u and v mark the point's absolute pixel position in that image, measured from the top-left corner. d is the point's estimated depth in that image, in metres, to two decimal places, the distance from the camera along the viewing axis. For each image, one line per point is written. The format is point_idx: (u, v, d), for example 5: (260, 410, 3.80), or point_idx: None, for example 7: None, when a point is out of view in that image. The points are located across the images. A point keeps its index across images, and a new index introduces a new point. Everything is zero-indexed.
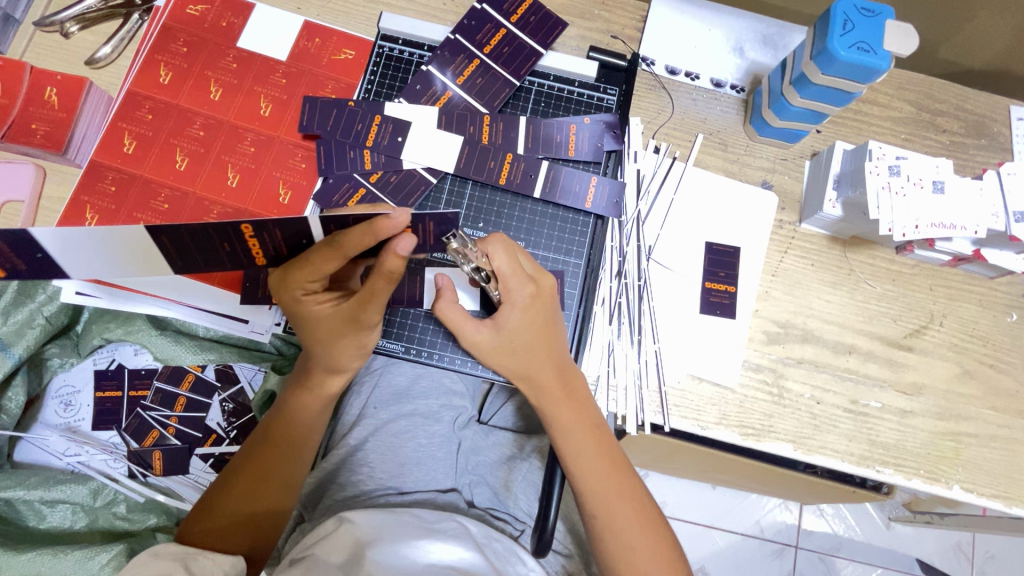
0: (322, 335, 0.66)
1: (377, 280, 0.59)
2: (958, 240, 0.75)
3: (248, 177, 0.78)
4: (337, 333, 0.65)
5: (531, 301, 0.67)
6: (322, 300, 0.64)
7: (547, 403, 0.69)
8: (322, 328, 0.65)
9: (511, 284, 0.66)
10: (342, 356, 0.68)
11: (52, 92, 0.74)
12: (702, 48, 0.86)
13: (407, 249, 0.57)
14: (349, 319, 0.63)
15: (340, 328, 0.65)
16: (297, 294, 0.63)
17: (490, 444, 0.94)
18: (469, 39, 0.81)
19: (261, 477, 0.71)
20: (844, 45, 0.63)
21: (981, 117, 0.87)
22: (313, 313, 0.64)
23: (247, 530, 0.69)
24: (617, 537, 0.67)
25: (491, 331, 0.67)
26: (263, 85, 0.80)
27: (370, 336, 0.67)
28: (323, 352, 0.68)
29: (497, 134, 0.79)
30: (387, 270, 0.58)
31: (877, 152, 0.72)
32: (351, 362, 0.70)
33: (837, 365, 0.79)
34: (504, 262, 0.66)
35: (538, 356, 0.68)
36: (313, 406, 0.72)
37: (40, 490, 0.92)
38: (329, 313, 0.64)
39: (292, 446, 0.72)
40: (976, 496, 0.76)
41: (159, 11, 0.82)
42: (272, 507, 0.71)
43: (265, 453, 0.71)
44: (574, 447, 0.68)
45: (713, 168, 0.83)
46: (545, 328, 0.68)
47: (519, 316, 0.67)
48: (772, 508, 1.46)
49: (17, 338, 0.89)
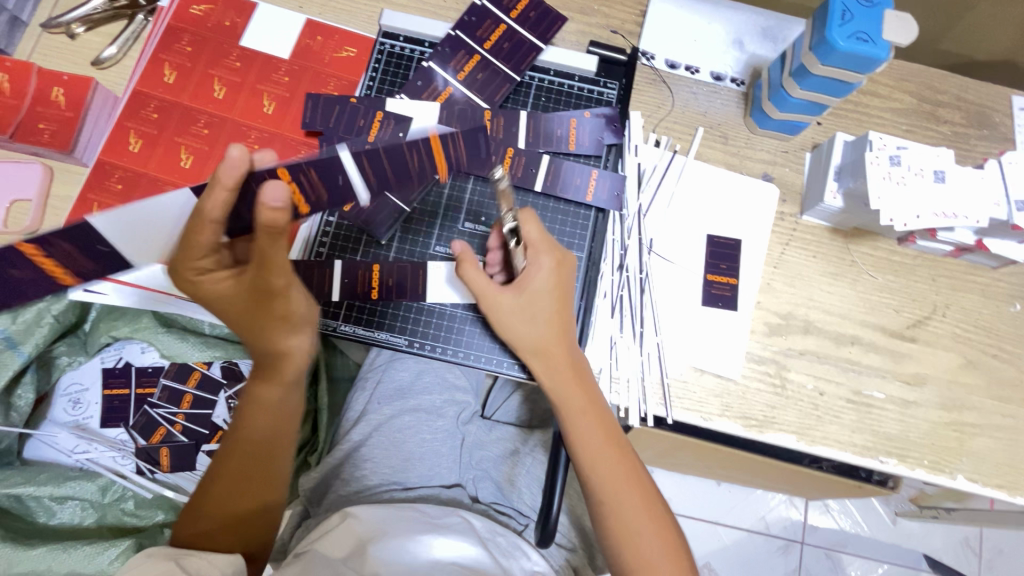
0: (238, 313, 0.63)
1: (260, 239, 0.55)
2: (959, 230, 0.75)
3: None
4: (249, 309, 0.62)
5: (556, 267, 0.70)
6: (220, 277, 0.60)
7: (557, 381, 0.70)
8: (234, 304, 0.62)
9: (539, 249, 0.69)
10: (274, 332, 0.65)
11: (60, 92, 0.75)
12: (702, 42, 0.86)
13: (280, 198, 0.52)
14: (253, 290, 0.60)
15: (248, 300, 0.62)
16: (195, 274, 0.60)
17: (494, 438, 0.95)
18: (468, 35, 0.82)
19: (235, 477, 0.69)
20: (843, 35, 0.64)
21: (983, 108, 0.87)
22: (216, 291, 0.61)
23: (237, 532, 0.69)
24: (622, 521, 0.68)
25: (515, 293, 0.70)
26: (266, 83, 0.81)
27: (292, 306, 0.64)
28: (257, 333, 0.65)
29: (497, 128, 0.80)
30: (267, 225, 0.54)
31: (878, 142, 0.72)
32: (287, 340, 0.67)
33: (840, 356, 0.79)
34: (533, 231, 0.69)
35: (550, 328, 0.70)
36: (270, 401, 0.70)
37: (49, 487, 0.94)
38: (233, 288, 0.61)
39: (260, 443, 0.70)
40: (980, 486, 0.76)
41: (164, 12, 0.83)
42: (254, 507, 0.70)
43: (234, 453, 0.70)
44: (578, 429, 0.69)
45: (713, 161, 0.83)
46: (561, 300, 0.70)
47: (542, 276, 0.69)
48: (778, 504, 1.46)
49: (26, 336, 0.90)
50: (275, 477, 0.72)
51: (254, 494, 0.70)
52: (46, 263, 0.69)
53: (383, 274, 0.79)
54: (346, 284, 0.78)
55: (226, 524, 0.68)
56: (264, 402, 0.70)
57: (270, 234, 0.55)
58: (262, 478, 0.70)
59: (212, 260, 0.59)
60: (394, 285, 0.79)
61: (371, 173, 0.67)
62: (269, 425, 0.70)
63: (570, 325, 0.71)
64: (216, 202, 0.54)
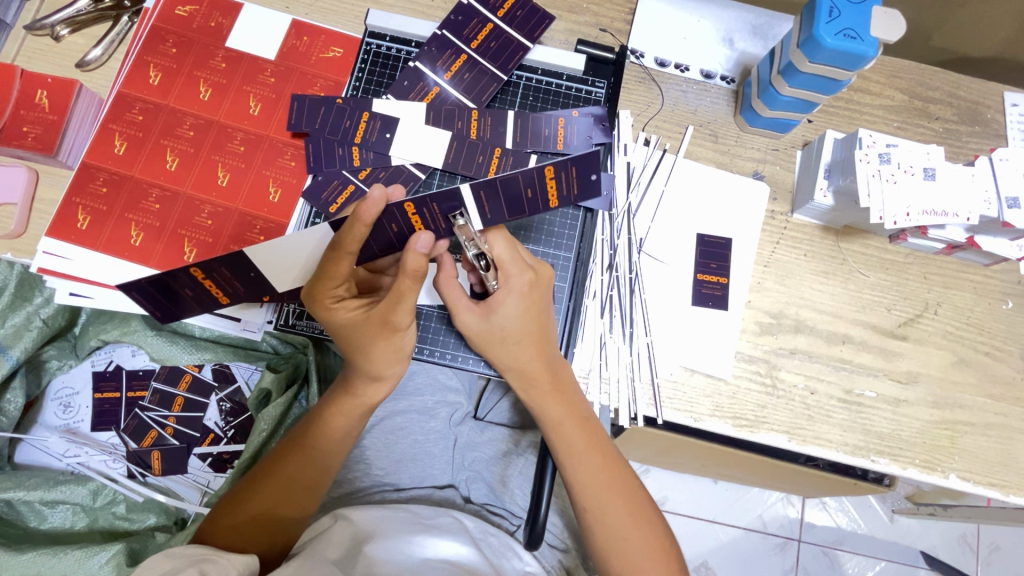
0: (360, 344, 0.64)
1: (405, 280, 0.59)
2: (951, 227, 0.74)
3: (239, 177, 0.78)
4: (371, 341, 0.63)
5: (526, 291, 0.67)
6: (349, 308, 0.63)
7: (537, 395, 0.69)
8: (358, 337, 0.64)
9: (509, 274, 0.67)
10: (380, 360, 0.66)
11: (43, 95, 0.75)
12: (692, 39, 0.86)
13: (425, 246, 0.60)
14: (380, 322, 0.62)
15: (373, 332, 0.63)
16: (331, 301, 0.63)
17: (486, 439, 0.92)
18: (455, 35, 0.81)
19: (283, 481, 0.70)
20: (830, 33, 0.63)
21: (974, 103, 0.87)
22: (343, 322, 0.63)
23: (262, 529, 0.69)
24: (607, 527, 0.67)
25: (482, 315, 0.68)
26: (252, 84, 0.81)
27: (405, 338, 0.65)
28: (366, 361, 0.66)
29: (484, 128, 0.79)
30: (412, 268, 0.59)
31: (868, 140, 0.71)
32: (390, 367, 0.67)
33: (832, 355, 0.79)
34: (502, 254, 0.67)
35: (525, 350, 0.67)
36: (346, 419, 0.71)
37: (40, 491, 0.92)
38: (362, 320, 0.63)
39: (319, 454, 0.71)
40: (973, 485, 0.76)
41: (148, 13, 0.82)
42: (289, 511, 0.71)
43: (291, 458, 0.71)
44: (564, 437, 0.68)
45: (704, 160, 0.83)
46: (538, 320, 0.68)
47: (512, 303, 0.66)
48: (775, 502, 1.46)
49: (14, 340, 0.90)
50: (319, 488, 0.72)
51: (286, 498, 0.70)
52: (206, 285, 0.68)
53: None
54: None
55: (252, 520, 0.69)
56: (331, 422, 0.70)
57: (412, 275, 0.59)
58: (309, 487, 0.71)
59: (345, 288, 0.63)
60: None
61: (486, 204, 0.65)
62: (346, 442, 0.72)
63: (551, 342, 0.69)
64: (355, 237, 0.58)
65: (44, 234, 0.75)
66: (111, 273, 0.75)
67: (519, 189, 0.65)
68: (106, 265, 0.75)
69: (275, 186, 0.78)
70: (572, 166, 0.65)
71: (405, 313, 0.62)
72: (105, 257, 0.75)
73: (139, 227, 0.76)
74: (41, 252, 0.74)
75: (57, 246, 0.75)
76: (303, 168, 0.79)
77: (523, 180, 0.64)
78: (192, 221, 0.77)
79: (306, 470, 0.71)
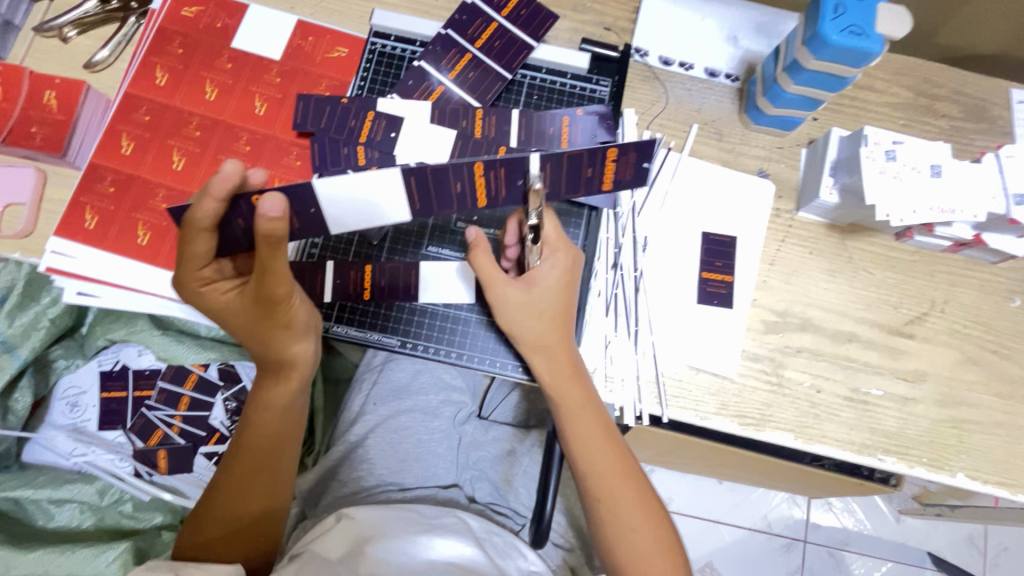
0: (243, 323, 0.62)
1: (261, 249, 0.53)
2: (958, 224, 0.74)
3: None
4: (251, 324, 0.62)
5: (568, 270, 0.69)
6: (226, 290, 0.62)
7: (556, 380, 0.69)
8: (236, 319, 0.62)
9: (555, 248, 0.69)
10: (280, 341, 0.63)
11: (51, 95, 0.76)
12: (696, 38, 0.86)
13: (279, 207, 0.51)
14: (257, 299, 0.59)
15: (249, 311, 0.61)
16: (199, 284, 0.61)
17: (490, 438, 0.93)
18: (460, 34, 0.81)
19: (242, 484, 0.69)
20: (835, 29, 0.63)
21: (980, 101, 0.86)
22: (220, 303, 0.62)
23: (238, 539, 0.70)
24: (617, 517, 0.67)
25: (525, 288, 0.68)
26: (258, 84, 0.81)
27: (294, 315, 0.61)
28: (260, 341, 0.63)
29: (489, 127, 0.79)
30: (264, 236, 0.52)
31: (873, 137, 0.71)
32: (294, 347, 0.65)
33: (838, 353, 0.78)
34: (552, 231, 0.69)
35: (554, 325, 0.68)
36: (272, 409, 0.68)
37: (47, 490, 0.94)
38: (236, 299, 0.61)
39: (268, 449, 0.69)
40: (981, 484, 0.75)
41: (155, 14, 0.83)
42: (259, 515, 0.70)
43: (242, 458, 0.69)
44: (578, 423, 0.68)
45: (708, 158, 0.83)
46: (568, 302, 0.70)
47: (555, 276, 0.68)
48: (779, 502, 1.45)
49: (22, 339, 0.90)
50: (279, 486, 0.71)
51: (261, 506, 0.70)
52: None
53: (376, 275, 0.78)
54: (338, 285, 0.78)
55: (230, 533, 0.69)
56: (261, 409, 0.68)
57: (267, 242, 0.53)
58: (263, 485, 0.70)
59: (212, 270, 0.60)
60: (386, 285, 0.79)
61: (549, 177, 0.67)
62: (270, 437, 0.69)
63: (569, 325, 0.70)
64: (206, 212, 0.54)
65: (52, 234, 0.76)
66: (119, 272, 0.76)
67: (581, 167, 0.67)
68: (112, 264, 0.76)
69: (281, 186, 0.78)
70: (634, 152, 0.67)
71: (286, 285, 0.57)
72: (112, 256, 0.76)
73: (146, 227, 0.77)
74: (48, 251, 0.75)
75: (65, 246, 0.75)
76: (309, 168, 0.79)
77: (587, 158, 0.66)
78: None
79: (268, 475, 0.70)
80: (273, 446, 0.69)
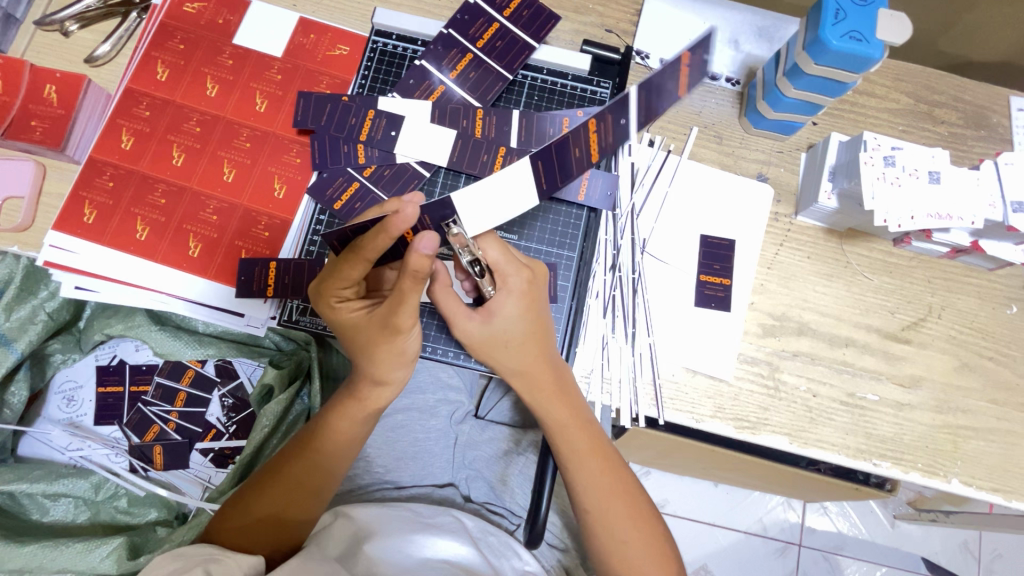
0: (361, 343, 0.65)
1: (405, 279, 0.57)
2: (955, 231, 0.74)
3: (245, 172, 0.79)
4: (372, 341, 0.64)
5: (526, 289, 0.66)
6: (355, 308, 0.65)
7: (541, 397, 0.68)
8: (359, 336, 0.65)
9: (508, 274, 0.65)
10: (383, 364, 0.66)
11: (52, 89, 0.76)
12: (698, 41, 0.86)
13: (430, 246, 0.56)
14: (382, 323, 0.62)
15: (373, 334, 0.64)
16: (335, 301, 0.65)
17: (486, 438, 0.92)
18: (461, 34, 0.82)
19: (294, 484, 0.70)
20: (836, 34, 0.63)
21: (980, 108, 0.86)
22: (347, 320, 0.64)
23: (271, 531, 0.69)
24: (608, 528, 0.68)
25: (483, 321, 0.66)
26: (259, 81, 0.81)
27: (408, 342, 0.64)
28: (367, 362, 0.66)
29: (489, 128, 0.79)
30: (414, 270, 0.56)
31: (873, 142, 0.71)
32: (393, 371, 0.67)
33: (834, 358, 0.78)
34: (498, 255, 0.65)
35: (522, 349, 0.67)
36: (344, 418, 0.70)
37: (43, 484, 0.94)
38: (364, 320, 0.64)
39: (317, 452, 0.70)
40: (974, 490, 0.75)
41: (156, 9, 0.83)
42: (294, 510, 0.70)
43: (297, 460, 0.70)
44: (562, 438, 0.68)
45: (707, 161, 0.83)
46: (538, 319, 0.67)
47: (507, 305, 0.65)
48: (775, 506, 1.45)
49: (19, 333, 0.91)
50: (324, 488, 0.71)
51: (295, 503, 0.70)
52: (268, 274, 0.75)
53: None
54: None
55: (263, 520, 0.69)
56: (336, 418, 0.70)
57: (413, 275, 0.57)
58: (314, 486, 0.70)
59: (352, 290, 0.64)
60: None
61: (542, 174, 0.65)
62: (339, 450, 0.71)
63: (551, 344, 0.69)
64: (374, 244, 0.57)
65: (50, 228, 0.75)
66: (117, 267, 0.75)
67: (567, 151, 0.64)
68: (112, 260, 0.76)
69: (282, 181, 0.79)
70: (612, 115, 0.62)
71: (409, 316, 0.61)
72: (111, 251, 0.76)
73: (145, 222, 0.77)
74: (47, 246, 0.75)
75: (64, 240, 0.75)
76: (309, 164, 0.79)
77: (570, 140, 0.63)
78: (197, 217, 0.77)
79: (314, 474, 0.70)
80: (335, 450, 0.71)
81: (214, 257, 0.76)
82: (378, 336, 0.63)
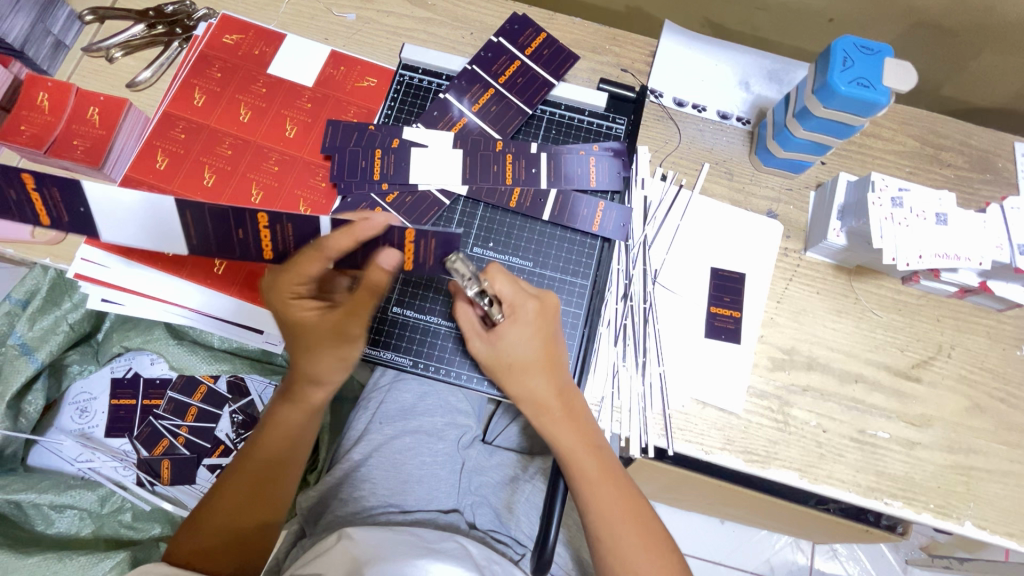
0: (307, 344, 0.66)
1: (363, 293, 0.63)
2: (963, 272, 0.75)
3: (219, 226, 0.67)
4: (320, 343, 0.66)
5: (536, 315, 0.70)
6: (310, 305, 0.66)
7: (551, 423, 0.69)
8: (308, 336, 0.66)
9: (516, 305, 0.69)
10: (322, 366, 0.68)
11: (95, 111, 0.79)
12: (710, 81, 0.90)
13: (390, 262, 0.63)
14: (336, 331, 0.65)
15: (323, 335, 0.65)
16: (290, 297, 0.65)
17: (494, 463, 0.94)
18: (485, 70, 0.86)
19: (253, 478, 0.70)
20: (844, 80, 0.66)
21: (985, 153, 0.89)
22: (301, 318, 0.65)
23: (235, 542, 0.69)
24: (622, 558, 0.65)
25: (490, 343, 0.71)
26: (290, 108, 0.85)
27: (354, 349, 0.67)
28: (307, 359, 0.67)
29: (519, 171, 0.82)
30: (375, 284, 0.62)
31: (880, 183, 0.74)
32: (328, 369, 0.68)
33: (844, 394, 0.79)
34: (507, 290, 0.69)
35: (536, 376, 0.69)
36: (288, 425, 0.72)
37: (51, 494, 0.95)
38: (316, 319, 0.65)
39: (274, 463, 0.71)
40: (988, 533, 0.74)
41: (197, 40, 0.88)
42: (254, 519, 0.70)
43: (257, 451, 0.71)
44: (574, 463, 0.68)
45: (718, 196, 0.85)
46: (547, 343, 0.70)
47: (518, 333, 0.69)
48: (783, 546, 1.42)
49: (40, 343, 0.94)
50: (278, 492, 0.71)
51: (256, 495, 0.70)
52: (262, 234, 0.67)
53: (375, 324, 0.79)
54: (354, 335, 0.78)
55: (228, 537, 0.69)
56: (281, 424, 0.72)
57: (323, 256, 0.62)
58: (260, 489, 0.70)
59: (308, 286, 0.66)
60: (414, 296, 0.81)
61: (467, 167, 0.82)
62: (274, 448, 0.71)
63: (561, 364, 0.71)
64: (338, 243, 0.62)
65: (81, 242, 0.78)
66: (143, 282, 0.78)
67: (488, 165, 0.82)
68: (139, 274, 0.78)
69: (307, 204, 0.81)
70: (524, 161, 0.82)
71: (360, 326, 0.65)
72: (137, 266, 0.78)
73: None
74: (78, 258, 0.77)
75: (94, 254, 0.77)
76: (304, 231, 0.67)
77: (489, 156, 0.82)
78: None
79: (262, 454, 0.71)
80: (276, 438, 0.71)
81: (237, 274, 0.79)
82: (339, 341, 0.66)
